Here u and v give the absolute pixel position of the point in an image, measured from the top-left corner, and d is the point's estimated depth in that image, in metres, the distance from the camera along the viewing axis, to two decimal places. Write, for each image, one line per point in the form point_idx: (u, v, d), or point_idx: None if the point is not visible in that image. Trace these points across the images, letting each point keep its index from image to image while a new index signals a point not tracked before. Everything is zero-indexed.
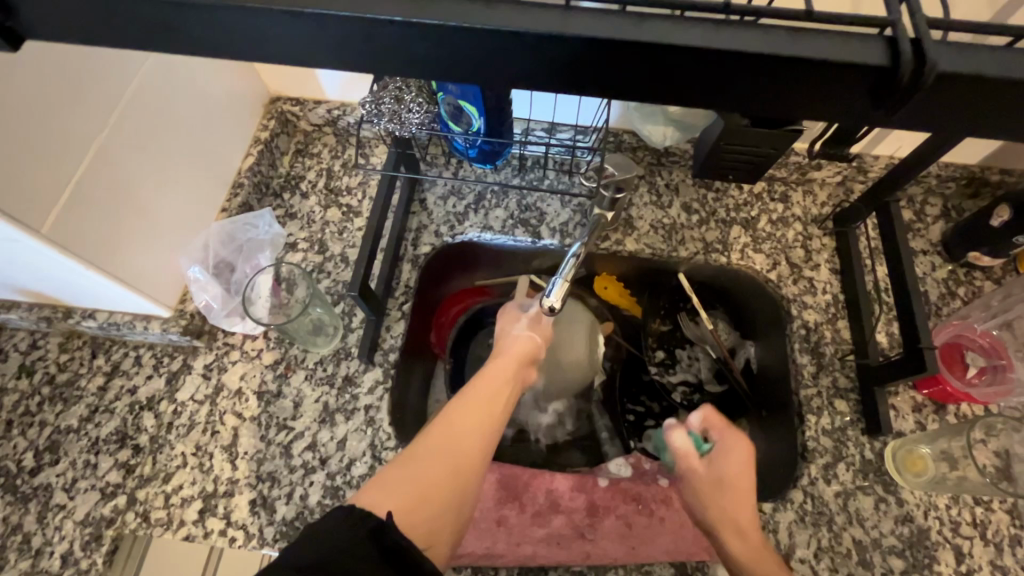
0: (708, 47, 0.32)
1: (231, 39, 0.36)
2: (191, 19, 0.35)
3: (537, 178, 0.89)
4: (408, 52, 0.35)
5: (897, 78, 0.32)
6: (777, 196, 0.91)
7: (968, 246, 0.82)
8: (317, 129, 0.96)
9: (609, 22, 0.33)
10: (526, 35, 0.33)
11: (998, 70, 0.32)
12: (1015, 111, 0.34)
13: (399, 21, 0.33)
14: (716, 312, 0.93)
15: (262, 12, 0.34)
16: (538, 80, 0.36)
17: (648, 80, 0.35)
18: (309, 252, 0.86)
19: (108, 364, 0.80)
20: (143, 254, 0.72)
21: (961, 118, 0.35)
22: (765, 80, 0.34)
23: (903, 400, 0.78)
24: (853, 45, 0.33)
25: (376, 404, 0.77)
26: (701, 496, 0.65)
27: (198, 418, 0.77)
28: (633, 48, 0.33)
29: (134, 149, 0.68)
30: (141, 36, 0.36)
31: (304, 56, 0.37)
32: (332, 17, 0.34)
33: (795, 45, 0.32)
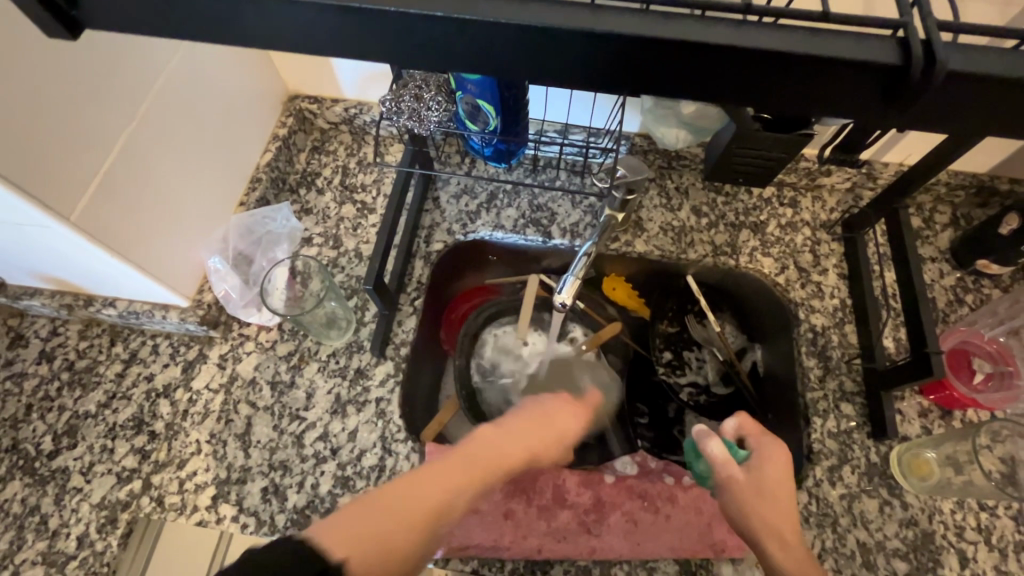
0: (734, 45, 0.34)
1: (272, 33, 0.38)
2: (236, 11, 0.37)
3: (549, 179, 0.91)
4: (443, 46, 0.37)
5: (908, 75, 0.33)
6: (786, 202, 0.92)
7: (976, 254, 0.83)
8: (334, 128, 0.97)
9: (637, 20, 0.35)
10: (559, 30, 0.34)
11: (1009, 70, 0.33)
12: (1020, 113, 0.35)
13: (439, 17, 0.35)
14: (723, 315, 0.93)
15: (308, 6, 0.35)
16: (567, 76, 0.38)
17: (672, 77, 0.36)
18: (324, 247, 0.88)
19: (127, 352, 0.82)
20: (164, 246, 0.74)
21: (970, 119, 0.36)
22: (786, 78, 0.35)
23: (909, 405, 0.78)
24: (866, 47, 0.34)
25: (388, 396, 0.79)
26: (744, 506, 0.58)
27: (213, 407, 0.78)
28: (660, 45, 0.34)
29: (161, 144, 0.71)
30: (186, 27, 0.38)
31: (344, 49, 0.38)
32: (376, 12, 0.35)
33: (815, 45, 0.34)
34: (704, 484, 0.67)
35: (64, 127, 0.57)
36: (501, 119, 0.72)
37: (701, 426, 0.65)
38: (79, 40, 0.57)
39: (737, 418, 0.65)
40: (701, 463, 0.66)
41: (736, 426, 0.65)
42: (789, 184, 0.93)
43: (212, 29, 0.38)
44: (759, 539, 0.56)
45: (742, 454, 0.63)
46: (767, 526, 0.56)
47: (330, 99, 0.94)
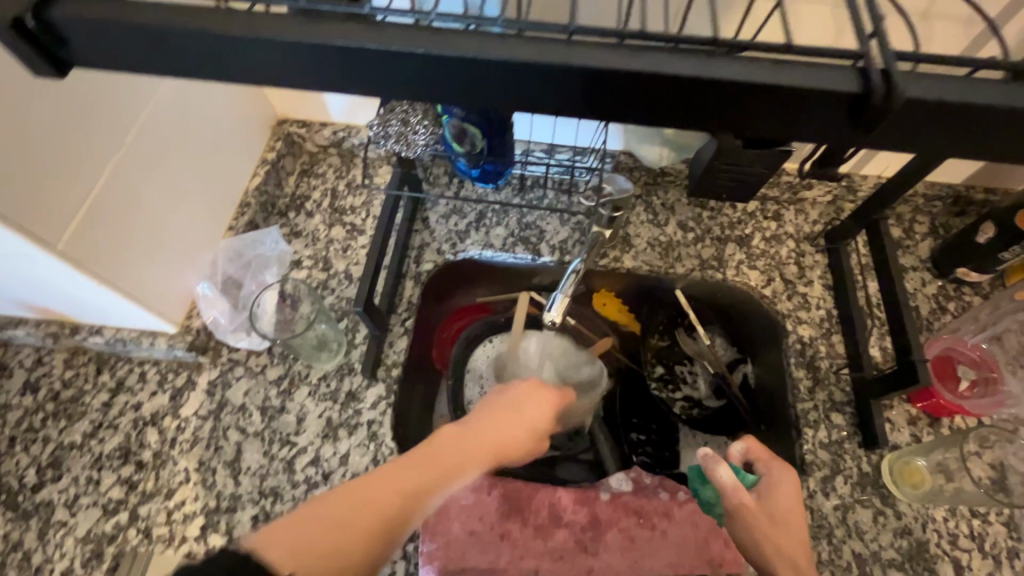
0: (706, 76, 0.35)
1: (260, 71, 0.38)
2: (222, 49, 0.37)
3: (537, 198, 0.92)
4: (427, 79, 0.38)
5: (870, 100, 0.34)
6: (770, 215, 0.94)
7: (957, 262, 0.85)
8: (322, 151, 0.98)
9: (610, 53, 0.36)
10: (535, 64, 0.35)
11: (962, 96, 0.34)
12: (980, 134, 0.36)
13: (421, 53, 0.36)
14: (713, 328, 0.94)
15: (293, 45, 0.36)
16: (547, 106, 0.38)
17: (647, 107, 0.37)
18: (314, 269, 0.88)
19: (113, 380, 0.81)
20: (152, 271, 0.74)
21: (937, 140, 0.37)
22: (756, 108, 0.36)
23: (898, 414, 0.79)
24: (829, 75, 0.35)
25: (380, 419, 0.78)
26: (755, 532, 0.58)
27: (202, 434, 0.77)
28: (632, 78, 0.35)
29: (148, 169, 0.71)
30: (174, 65, 0.39)
31: (327, 85, 0.39)
32: (356, 48, 0.36)
33: (779, 73, 0.35)
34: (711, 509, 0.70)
35: (47, 158, 0.57)
36: (488, 140, 0.73)
37: (707, 448, 0.63)
38: (68, 79, 0.58)
39: (745, 442, 0.65)
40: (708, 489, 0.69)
41: (743, 450, 0.65)
42: (772, 198, 0.95)
43: (197, 67, 0.39)
44: (768, 564, 0.56)
45: (750, 479, 0.64)
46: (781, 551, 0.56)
47: (318, 122, 0.95)
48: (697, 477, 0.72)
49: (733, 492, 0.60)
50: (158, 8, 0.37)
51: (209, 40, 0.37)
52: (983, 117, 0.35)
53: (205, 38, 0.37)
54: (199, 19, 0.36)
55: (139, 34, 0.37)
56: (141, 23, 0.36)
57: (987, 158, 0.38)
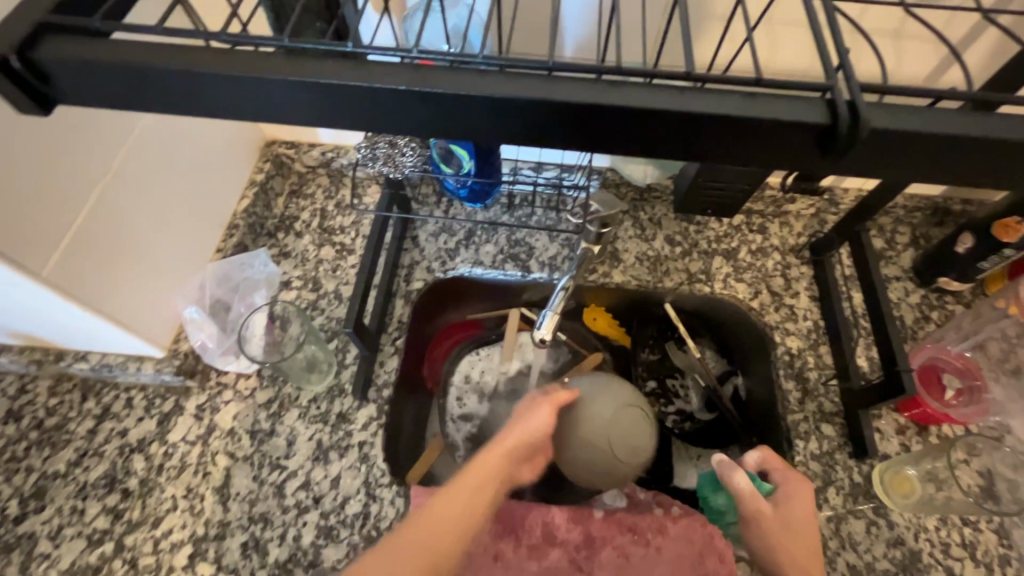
0: (683, 110, 0.36)
1: (246, 108, 0.39)
2: (205, 85, 0.37)
3: (525, 215, 0.93)
4: (409, 115, 0.38)
5: (837, 132, 0.35)
6: (755, 228, 0.95)
7: (938, 272, 0.86)
8: (311, 171, 0.98)
9: (588, 89, 0.37)
10: (515, 99, 0.36)
11: (926, 126, 0.36)
12: (949, 161, 0.37)
13: (403, 89, 0.36)
14: (702, 341, 0.96)
15: (277, 84, 0.37)
16: (530, 139, 0.39)
17: (626, 138, 0.38)
18: (303, 290, 0.88)
19: (99, 407, 0.79)
20: (140, 295, 0.73)
21: (909, 167, 0.38)
22: (733, 139, 0.37)
23: (887, 423, 0.80)
24: (801, 106, 0.36)
25: (371, 440, 0.78)
26: (769, 540, 0.58)
27: (190, 459, 0.76)
28: (611, 112, 0.36)
29: (136, 195, 0.71)
30: (160, 102, 0.39)
31: (311, 120, 0.39)
32: (339, 86, 0.37)
33: (752, 107, 0.36)
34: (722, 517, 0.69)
35: (31, 188, 0.57)
36: (473, 162, 0.75)
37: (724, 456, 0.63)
38: (53, 114, 0.58)
39: (760, 453, 0.66)
40: (720, 495, 0.68)
41: (757, 459, 0.66)
42: (756, 211, 0.96)
43: (182, 104, 0.39)
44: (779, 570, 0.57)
45: (766, 488, 0.63)
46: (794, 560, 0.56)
47: (307, 144, 0.96)
48: (708, 484, 0.71)
49: (750, 500, 0.60)
50: (144, 48, 0.38)
51: (194, 78, 0.37)
52: (947, 146, 0.36)
53: (190, 76, 0.37)
54: (184, 57, 0.37)
55: (123, 74, 0.37)
56: (127, 62, 0.37)
57: (956, 183, 0.39)
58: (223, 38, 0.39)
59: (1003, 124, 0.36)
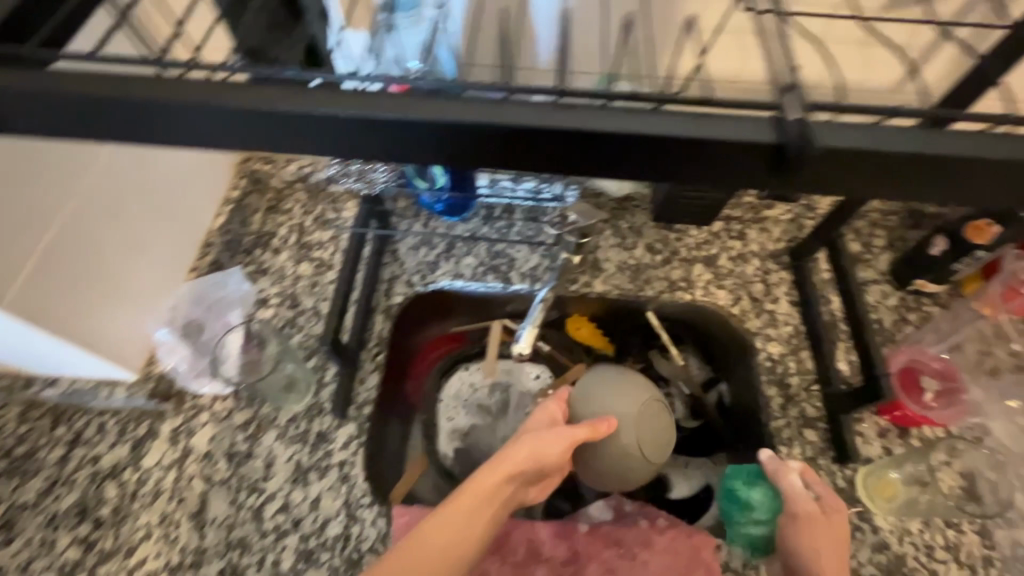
0: (635, 132, 0.36)
1: (202, 136, 0.38)
2: (157, 113, 0.37)
3: (504, 227, 0.93)
4: (364, 143, 0.38)
5: (788, 152, 0.36)
6: (735, 234, 0.96)
7: (915, 273, 0.86)
8: (289, 187, 0.96)
9: (541, 112, 0.37)
10: (466, 123, 0.36)
11: (878, 145, 0.36)
12: (908, 178, 0.38)
13: (350, 118, 0.36)
14: (687, 347, 0.94)
15: (229, 114, 0.37)
16: (482, 163, 0.38)
17: (583, 160, 0.38)
18: (281, 307, 0.86)
19: (70, 433, 0.76)
20: (110, 319, 0.72)
21: (867, 185, 0.38)
22: (684, 158, 0.37)
23: (868, 426, 0.79)
24: (749, 127, 0.36)
25: (351, 460, 0.76)
26: (810, 539, 0.64)
27: (165, 485, 0.74)
28: (563, 136, 0.36)
29: (103, 219, 0.70)
30: (114, 131, 0.38)
31: (262, 148, 0.39)
32: (288, 115, 0.36)
33: (700, 128, 0.36)
34: (749, 513, 0.70)
35: None
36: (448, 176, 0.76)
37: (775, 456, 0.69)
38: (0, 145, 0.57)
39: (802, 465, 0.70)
40: (755, 492, 0.69)
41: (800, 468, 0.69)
42: (735, 218, 0.97)
43: (135, 134, 0.38)
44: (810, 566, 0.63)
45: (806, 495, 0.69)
46: (817, 562, 0.62)
47: (285, 160, 0.97)
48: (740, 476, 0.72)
49: (799, 499, 0.66)
50: (95, 78, 0.37)
51: (147, 108, 0.37)
52: (900, 163, 0.36)
53: (148, 109, 0.37)
54: (137, 88, 0.37)
55: (75, 104, 0.37)
56: (77, 93, 0.36)
57: (914, 199, 0.39)
58: (177, 68, 0.39)
59: (954, 142, 0.36)
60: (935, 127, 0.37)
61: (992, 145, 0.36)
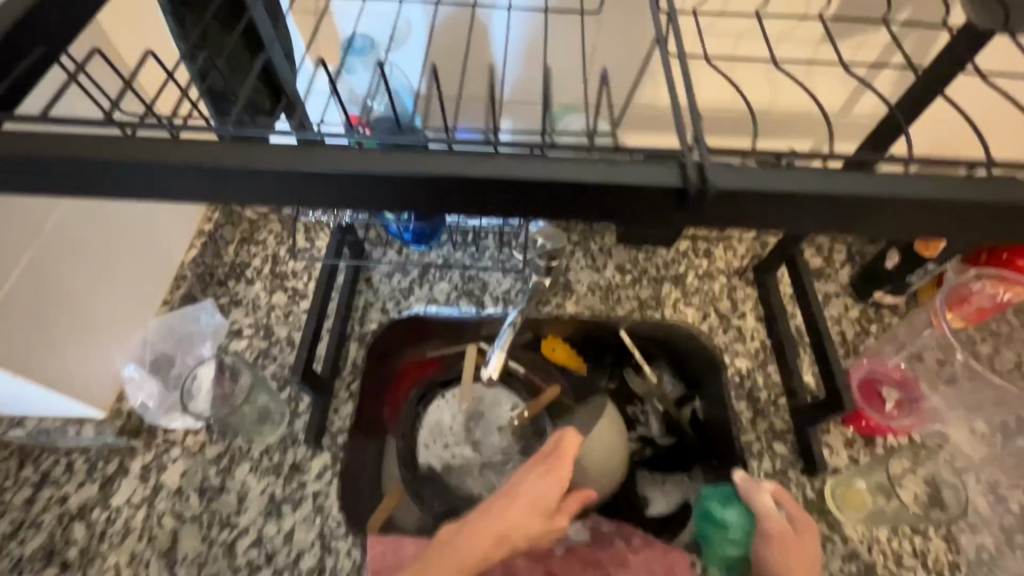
0: (554, 178, 0.39)
1: (159, 186, 0.40)
2: (115, 165, 0.39)
3: (477, 252, 0.95)
4: (313, 190, 0.40)
5: (688, 187, 0.39)
6: (701, 253, 0.99)
7: (871, 286, 0.90)
8: (262, 217, 0.97)
9: (481, 162, 0.40)
10: (408, 175, 0.39)
11: (784, 187, 0.40)
12: (824, 215, 0.41)
13: (294, 172, 0.39)
14: (660, 364, 0.93)
15: (185, 167, 0.39)
16: (427, 207, 0.41)
17: (520, 203, 0.41)
18: (254, 338, 0.86)
19: (37, 474, 0.75)
20: (78, 364, 0.73)
21: (796, 218, 0.42)
22: (608, 199, 0.40)
23: (835, 437, 0.82)
24: (658, 171, 0.40)
25: (325, 490, 0.77)
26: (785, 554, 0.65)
27: (134, 524, 0.73)
28: (496, 183, 0.40)
29: (68, 268, 0.72)
30: (66, 182, 0.39)
31: (218, 196, 0.41)
32: (240, 168, 0.39)
33: (618, 172, 0.40)
34: (725, 531, 0.70)
35: None
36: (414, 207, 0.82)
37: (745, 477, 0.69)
38: None
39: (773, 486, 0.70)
40: (729, 511, 0.70)
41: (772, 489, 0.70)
42: (700, 237, 1.00)
43: (94, 184, 0.40)
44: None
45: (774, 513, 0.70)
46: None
47: None
48: (716, 497, 0.72)
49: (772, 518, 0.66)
50: (54, 134, 0.39)
51: (106, 162, 0.38)
52: (805, 203, 0.40)
53: (107, 163, 0.38)
54: (95, 144, 0.38)
55: (34, 158, 0.38)
56: (39, 150, 0.38)
57: (814, 233, 0.42)
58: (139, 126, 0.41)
59: (840, 183, 0.40)
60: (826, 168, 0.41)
61: (890, 184, 0.40)
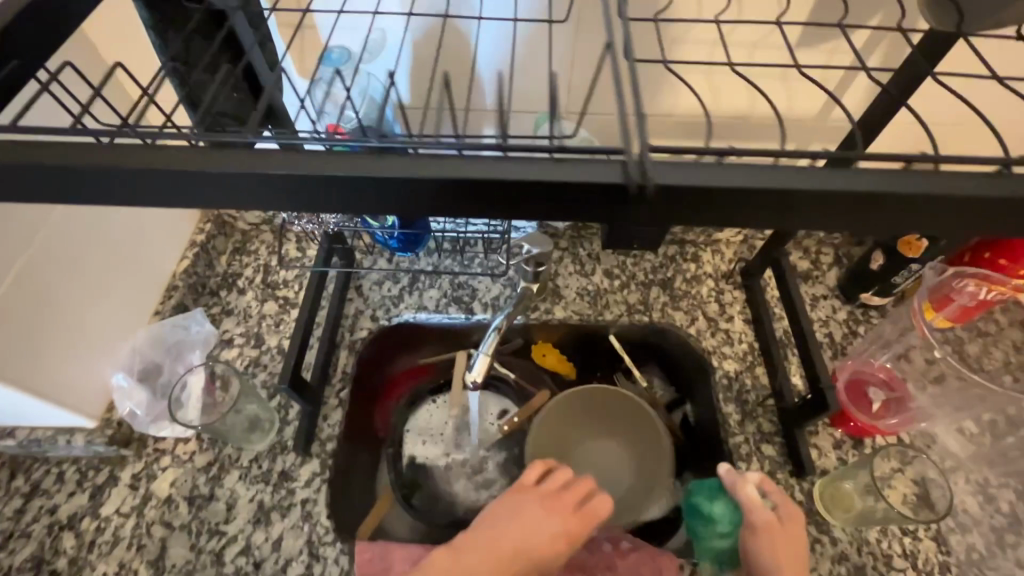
0: (502, 178, 0.39)
1: (138, 194, 0.41)
2: (94, 175, 0.40)
3: (467, 259, 0.96)
4: (285, 194, 0.41)
5: (625, 188, 0.39)
6: (689, 257, 1.00)
7: (858, 289, 0.91)
8: (254, 228, 0.98)
9: (444, 164, 0.40)
10: (374, 177, 0.40)
11: (739, 182, 0.40)
12: (798, 207, 0.41)
13: (263, 176, 0.40)
14: (650, 368, 0.95)
15: (160, 174, 0.40)
16: (396, 209, 0.42)
17: (476, 203, 0.41)
18: (245, 347, 0.87)
19: (28, 484, 0.76)
20: (61, 374, 0.73)
21: (762, 214, 0.42)
22: (558, 199, 0.41)
23: (823, 438, 0.82)
24: (602, 169, 0.40)
25: (314, 497, 0.76)
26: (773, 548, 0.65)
27: (124, 533, 0.73)
28: (445, 185, 0.40)
29: (50, 277, 0.71)
30: (46, 191, 0.41)
31: (193, 202, 0.42)
32: (213, 173, 0.40)
33: (565, 171, 0.40)
34: (712, 525, 0.70)
35: None
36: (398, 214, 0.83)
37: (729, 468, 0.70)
38: None
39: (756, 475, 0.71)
40: (716, 504, 0.70)
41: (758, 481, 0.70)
42: (688, 241, 1.00)
43: (72, 194, 0.41)
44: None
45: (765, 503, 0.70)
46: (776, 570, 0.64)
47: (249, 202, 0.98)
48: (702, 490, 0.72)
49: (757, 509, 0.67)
50: (35, 145, 0.40)
51: (84, 172, 0.40)
52: (760, 200, 0.40)
53: (84, 172, 0.39)
54: (72, 155, 0.39)
55: (14, 168, 0.39)
56: (17, 161, 0.39)
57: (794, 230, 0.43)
58: (114, 135, 0.42)
59: (788, 177, 0.40)
60: (773, 162, 0.41)
61: (853, 176, 0.40)
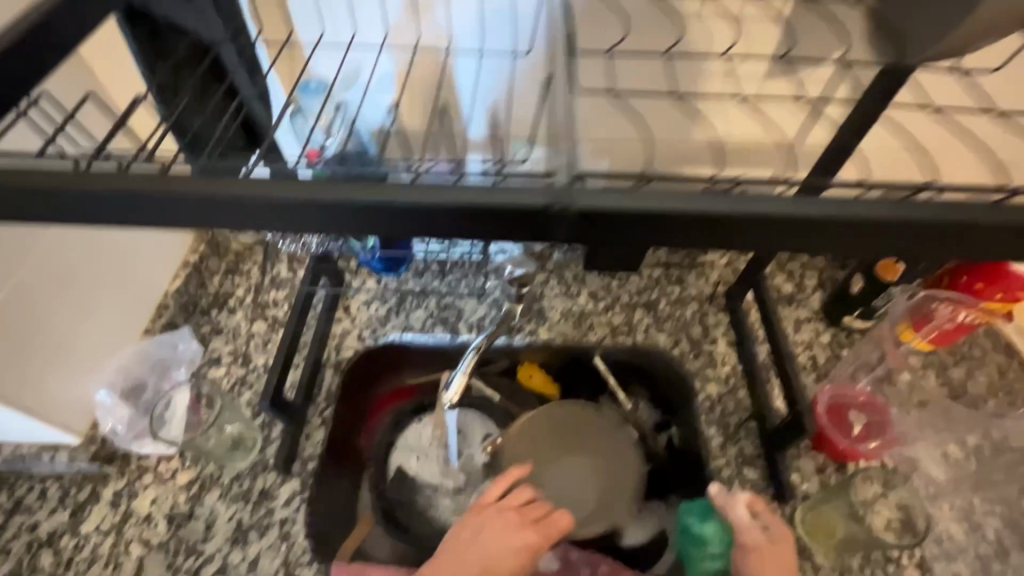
0: (441, 201, 0.42)
1: (114, 217, 0.43)
2: (72, 200, 0.42)
3: (455, 280, 0.97)
4: (248, 214, 0.43)
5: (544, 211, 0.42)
6: (674, 279, 1.00)
7: (843, 310, 0.91)
8: (248, 248, 0.99)
9: (398, 188, 0.43)
10: (329, 201, 0.42)
11: (672, 208, 0.42)
12: (736, 231, 0.43)
13: (228, 199, 0.42)
14: (636, 390, 0.93)
15: (133, 199, 0.42)
16: (357, 229, 0.44)
17: (423, 227, 0.44)
18: (233, 366, 0.89)
19: (10, 501, 0.76)
20: (43, 393, 0.74)
21: (704, 237, 0.43)
22: (496, 224, 0.43)
23: (807, 463, 0.82)
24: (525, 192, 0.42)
25: (292, 516, 0.77)
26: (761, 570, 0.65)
27: (102, 551, 0.74)
28: (393, 207, 0.42)
29: (34, 301, 0.73)
30: (27, 215, 0.43)
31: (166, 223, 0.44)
32: (181, 198, 0.42)
33: (501, 197, 0.42)
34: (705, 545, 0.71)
35: None
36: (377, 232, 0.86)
37: (719, 489, 0.69)
38: None
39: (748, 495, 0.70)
40: (707, 527, 0.71)
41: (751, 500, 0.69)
42: (674, 263, 1.02)
43: (36, 209, 0.42)
44: None
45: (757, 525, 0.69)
46: None
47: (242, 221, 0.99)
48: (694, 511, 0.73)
49: (746, 531, 0.67)
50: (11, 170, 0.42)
51: (63, 198, 0.42)
52: (683, 224, 0.43)
53: (63, 199, 0.42)
54: (49, 180, 0.42)
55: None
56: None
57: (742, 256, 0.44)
58: (88, 162, 0.44)
59: (729, 205, 0.42)
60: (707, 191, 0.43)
61: (785, 206, 0.42)
